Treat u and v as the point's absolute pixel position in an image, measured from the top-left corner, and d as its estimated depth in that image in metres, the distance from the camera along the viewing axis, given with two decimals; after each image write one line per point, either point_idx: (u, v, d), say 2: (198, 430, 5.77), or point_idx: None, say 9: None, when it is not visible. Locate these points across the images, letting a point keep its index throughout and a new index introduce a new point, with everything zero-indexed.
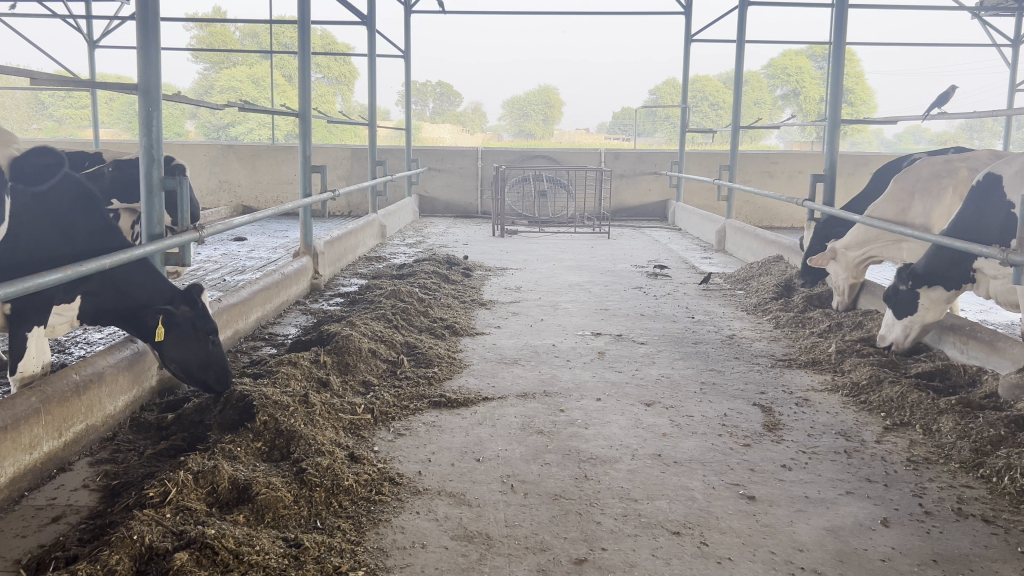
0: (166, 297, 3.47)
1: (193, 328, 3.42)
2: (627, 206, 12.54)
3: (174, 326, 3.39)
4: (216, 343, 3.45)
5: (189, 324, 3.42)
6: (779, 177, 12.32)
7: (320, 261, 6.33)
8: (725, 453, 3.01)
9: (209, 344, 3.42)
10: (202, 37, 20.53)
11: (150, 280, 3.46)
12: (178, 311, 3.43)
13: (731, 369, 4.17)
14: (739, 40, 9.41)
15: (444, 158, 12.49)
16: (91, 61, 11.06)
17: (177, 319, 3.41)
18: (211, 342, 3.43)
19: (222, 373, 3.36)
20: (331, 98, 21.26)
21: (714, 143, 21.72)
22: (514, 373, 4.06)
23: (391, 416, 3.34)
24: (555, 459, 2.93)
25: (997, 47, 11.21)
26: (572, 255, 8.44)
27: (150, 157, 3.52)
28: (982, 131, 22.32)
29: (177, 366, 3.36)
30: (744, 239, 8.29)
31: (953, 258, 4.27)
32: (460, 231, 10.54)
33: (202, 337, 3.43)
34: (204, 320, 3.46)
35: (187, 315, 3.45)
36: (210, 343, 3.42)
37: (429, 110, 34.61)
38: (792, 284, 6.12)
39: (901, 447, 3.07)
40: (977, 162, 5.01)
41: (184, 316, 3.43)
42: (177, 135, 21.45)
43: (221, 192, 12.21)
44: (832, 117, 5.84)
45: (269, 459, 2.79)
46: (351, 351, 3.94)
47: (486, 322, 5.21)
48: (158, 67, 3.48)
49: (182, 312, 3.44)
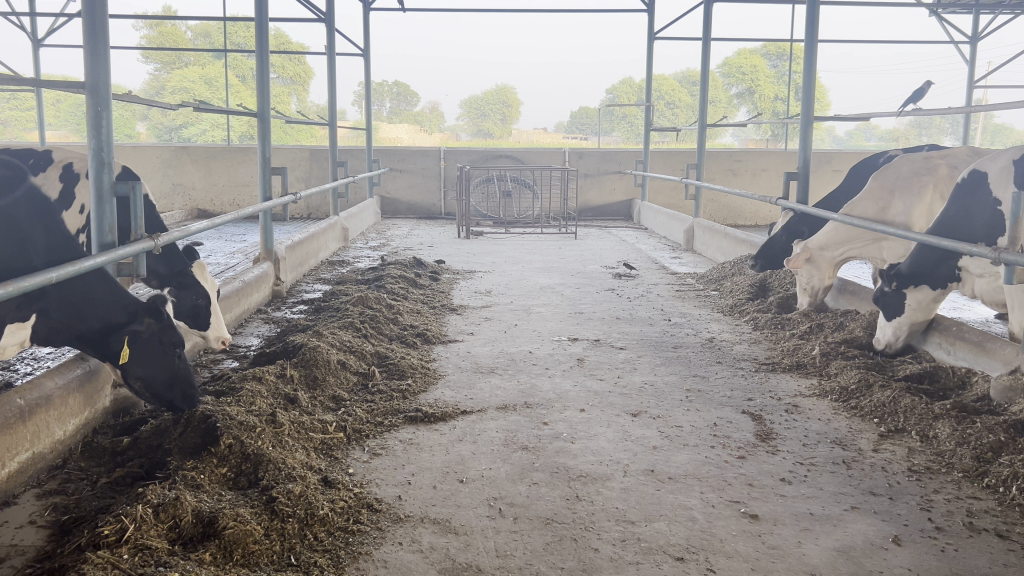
0: (128, 312, 3.16)
1: (159, 343, 3.16)
2: (591, 205, 12.42)
3: (140, 343, 3.12)
4: (182, 357, 3.20)
5: (154, 339, 3.15)
6: (742, 175, 12.31)
7: (282, 267, 6.08)
8: (721, 466, 2.86)
9: (176, 359, 3.17)
10: (152, 37, 19.91)
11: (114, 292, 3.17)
12: (143, 326, 3.14)
13: (715, 375, 4.04)
14: (705, 37, 9.34)
15: (406, 158, 12.24)
16: (35, 60, 10.59)
17: (141, 335, 3.13)
18: (177, 356, 3.18)
19: (188, 391, 3.11)
20: (286, 99, 20.83)
21: (672, 142, 21.77)
22: (492, 383, 3.87)
23: (365, 434, 3.14)
24: (543, 478, 2.76)
25: (956, 44, 11.35)
26: (541, 257, 8.26)
27: (100, 161, 3.26)
28: (932, 128, 22.67)
29: (140, 385, 3.10)
30: (713, 238, 8.22)
31: (939, 257, 4.19)
32: (424, 233, 10.31)
33: (169, 350, 3.18)
34: (170, 334, 3.20)
35: (152, 328, 3.17)
36: (176, 357, 3.17)
37: (386, 110, 34.25)
38: (767, 284, 6.03)
39: (900, 456, 2.96)
40: (956, 159, 5.00)
41: (150, 331, 3.16)
42: (128, 137, 20.90)
43: (175, 195, 11.81)
44: (806, 114, 5.75)
45: (235, 487, 2.57)
46: (319, 364, 3.73)
47: (458, 328, 5.02)
48: (107, 66, 3.22)
49: (147, 327, 3.15)
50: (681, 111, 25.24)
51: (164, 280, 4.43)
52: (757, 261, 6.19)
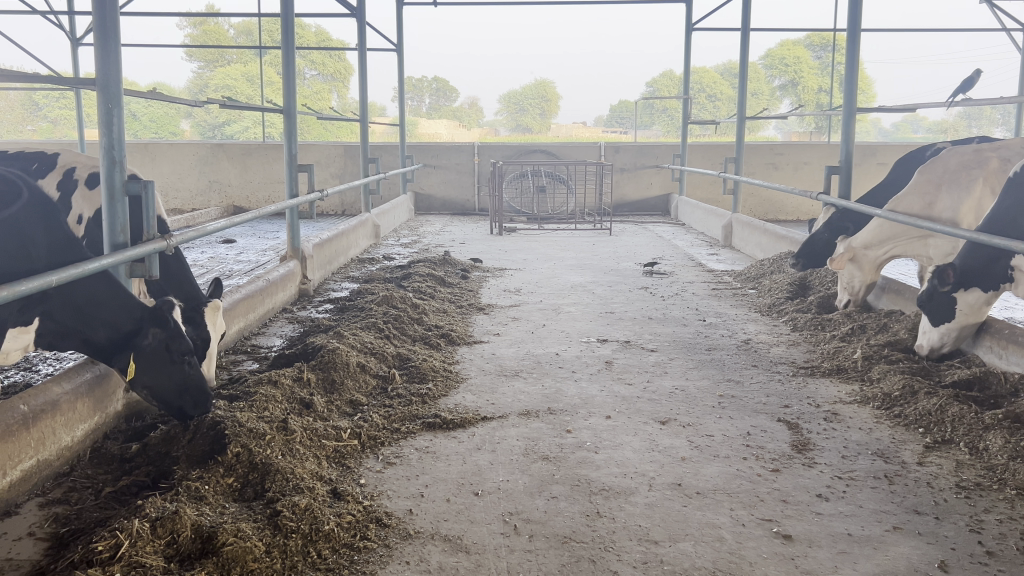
0: (135, 319, 3.10)
1: (166, 351, 3.06)
2: (627, 200, 12.22)
3: (146, 354, 3.04)
4: (193, 364, 3.09)
5: (162, 347, 3.05)
6: (784, 169, 12.01)
7: (309, 265, 6.01)
8: (753, 481, 2.69)
9: (185, 366, 3.06)
10: (194, 35, 20.10)
11: (119, 299, 3.10)
12: (149, 337, 3.06)
13: (750, 380, 3.84)
14: (744, 28, 9.09)
15: (440, 154, 12.16)
16: (74, 60, 10.71)
17: (145, 347, 3.05)
18: (184, 365, 3.06)
19: (199, 398, 3.02)
20: (325, 96, 20.94)
21: (712, 135, 21.38)
22: (515, 387, 3.73)
23: (380, 441, 3.03)
24: (562, 492, 2.62)
25: (1008, 31, 10.91)
26: (574, 254, 8.10)
27: (111, 159, 3.18)
28: (982, 120, 21.97)
29: (149, 393, 3.02)
30: (752, 234, 7.98)
31: (990, 256, 3.97)
32: (457, 230, 10.22)
33: (176, 359, 3.07)
34: (178, 342, 3.09)
35: (159, 338, 3.08)
36: (185, 366, 3.06)
37: (425, 106, 34.33)
38: (808, 283, 5.80)
39: (947, 470, 2.76)
40: (1009, 151, 4.75)
41: (156, 341, 3.06)
42: (172, 134, 21.19)
43: (211, 192, 11.87)
44: (848, 106, 5.50)
45: (240, 499, 2.48)
46: (338, 367, 3.63)
47: (484, 329, 4.89)
48: (117, 62, 3.14)
49: (152, 337, 3.06)
50: (722, 103, 24.79)
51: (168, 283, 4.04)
52: (798, 261, 5.95)
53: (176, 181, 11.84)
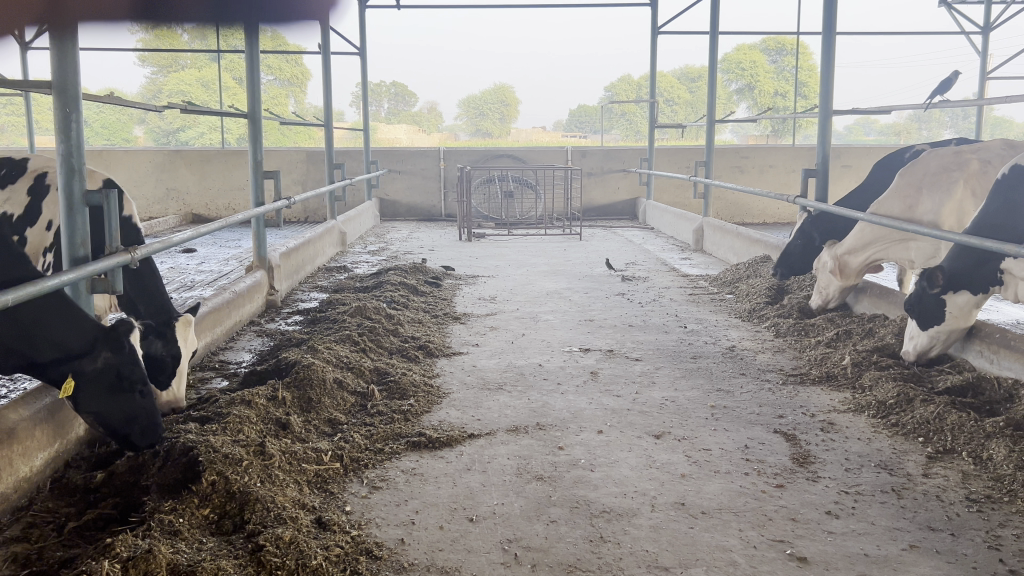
0: (85, 340, 2.84)
1: (117, 378, 2.85)
2: (595, 205, 12.14)
3: (91, 378, 2.82)
4: (143, 394, 2.89)
5: (112, 374, 2.84)
6: (750, 172, 12.04)
7: (276, 275, 5.79)
8: (759, 498, 2.58)
9: (136, 395, 2.86)
10: (148, 40, 19.58)
11: (68, 318, 2.83)
12: (98, 360, 2.83)
13: (740, 389, 3.75)
14: (713, 31, 9.06)
15: (405, 159, 11.96)
16: (23, 64, 10.30)
17: (88, 371, 2.82)
18: (137, 395, 2.87)
19: (148, 428, 2.83)
20: (283, 100, 20.58)
21: (673, 138, 21.44)
22: (500, 402, 3.59)
23: (364, 464, 2.86)
24: (561, 515, 2.48)
25: (967, 35, 11.08)
26: (546, 260, 7.98)
27: (70, 167, 2.97)
28: (933, 122, 22.40)
29: (97, 420, 2.80)
30: (724, 237, 7.94)
31: (980, 259, 3.92)
32: (425, 236, 10.04)
33: (126, 388, 2.86)
34: (131, 368, 2.87)
35: (109, 363, 2.85)
36: (136, 395, 2.87)
37: (384, 110, 33.97)
38: (786, 287, 5.75)
39: (954, 482, 2.68)
40: (988, 153, 4.74)
41: (105, 366, 2.84)
42: (125, 141, 20.61)
43: (169, 200, 11.53)
44: (825, 109, 5.46)
45: (218, 532, 2.30)
46: (314, 384, 3.45)
47: (462, 339, 4.73)
48: (74, 63, 2.94)
49: (103, 361, 2.84)
50: (681, 108, 24.89)
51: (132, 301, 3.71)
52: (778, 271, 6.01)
53: (132, 189, 11.47)
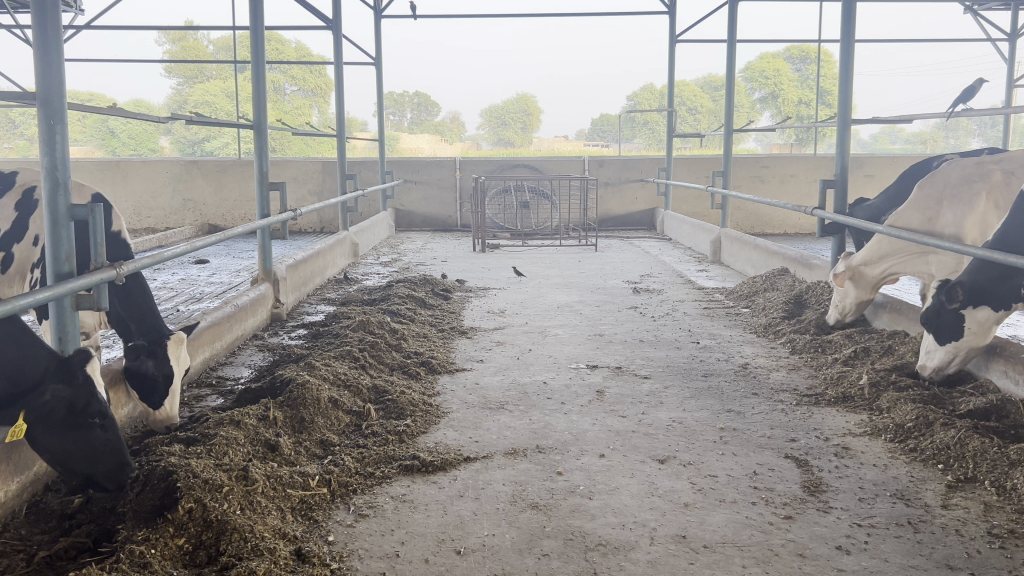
0: (37, 372, 2.64)
1: (73, 412, 2.62)
2: (612, 215, 12.01)
3: (44, 415, 2.56)
4: (104, 428, 2.67)
5: (64, 408, 2.59)
6: (770, 181, 11.85)
7: (282, 288, 5.71)
8: (765, 531, 2.43)
9: (96, 430, 2.64)
10: (173, 51, 19.73)
11: (22, 347, 2.64)
12: (48, 395, 2.58)
13: (751, 410, 3.59)
14: (732, 39, 8.91)
15: (421, 169, 11.90)
16: None
17: (41, 406, 2.56)
18: (96, 429, 2.64)
19: (112, 467, 2.60)
20: (305, 111, 20.66)
21: (695, 147, 21.28)
22: (500, 423, 3.46)
23: (352, 489, 2.74)
24: (554, 548, 2.35)
25: (993, 42, 10.85)
26: (560, 271, 7.85)
27: (55, 181, 2.89)
28: (959, 131, 22.04)
29: (52, 458, 2.57)
30: (742, 249, 7.77)
31: (1004, 273, 3.73)
32: (440, 247, 9.95)
33: (85, 422, 2.64)
34: (86, 401, 2.64)
35: (60, 397, 2.60)
36: (95, 429, 2.64)
37: (407, 120, 34.06)
38: (803, 301, 5.58)
39: (976, 514, 2.51)
40: (1011, 163, 4.55)
41: (57, 400, 2.59)
42: (151, 151, 20.76)
43: (185, 211, 11.54)
44: (843, 117, 5.29)
45: (191, 565, 2.19)
46: (307, 403, 3.34)
47: (467, 355, 4.62)
48: (60, 74, 2.86)
49: (53, 395, 2.59)
50: (703, 117, 24.69)
51: (122, 320, 3.65)
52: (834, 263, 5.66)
53: (149, 200, 11.49)
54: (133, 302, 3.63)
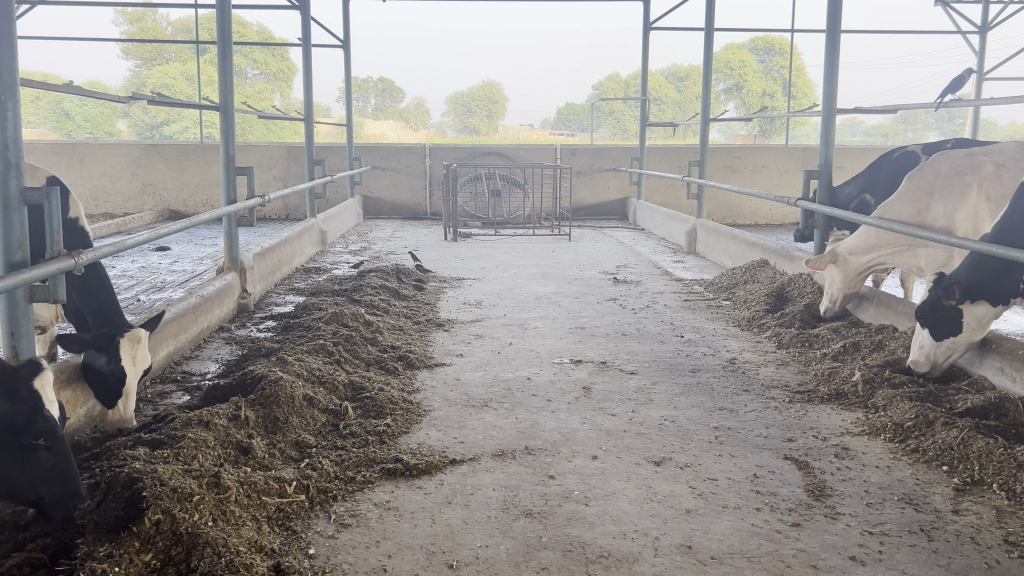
0: None
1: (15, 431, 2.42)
2: (584, 204, 11.87)
3: None
4: (51, 448, 2.44)
5: (7, 427, 2.41)
6: (742, 172, 11.81)
7: (249, 277, 5.48)
8: (774, 540, 2.30)
9: (40, 451, 2.41)
10: (131, 31, 19.09)
11: None
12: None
13: (745, 408, 3.46)
14: (709, 28, 8.79)
15: (390, 155, 11.65)
16: None
17: None
18: (38, 450, 2.41)
19: (58, 486, 2.31)
20: (267, 95, 20.16)
21: (662, 137, 21.18)
22: (485, 421, 3.29)
23: (333, 495, 2.56)
24: (553, 560, 2.19)
25: (964, 35, 10.89)
26: (534, 262, 7.68)
27: (6, 163, 2.64)
28: (921, 124, 22.27)
29: None
30: (718, 240, 7.69)
31: (1002, 268, 3.65)
32: (409, 235, 9.73)
33: (28, 442, 2.42)
34: (30, 418, 2.45)
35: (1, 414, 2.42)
36: (39, 450, 2.42)
37: (370, 106, 33.54)
38: (786, 293, 5.48)
39: (989, 520, 2.41)
40: (1001, 155, 4.49)
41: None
42: (108, 134, 20.12)
43: (145, 196, 11.15)
44: (829, 107, 5.19)
45: None
46: (280, 402, 3.15)
47: (445, 349, 4.44)
48: (9, 46, 2.62)
49: None
50: (669, 107, 24.61)
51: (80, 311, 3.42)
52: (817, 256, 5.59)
53: (107, 184, 11.08)
54: (91, 294, 3.38)
